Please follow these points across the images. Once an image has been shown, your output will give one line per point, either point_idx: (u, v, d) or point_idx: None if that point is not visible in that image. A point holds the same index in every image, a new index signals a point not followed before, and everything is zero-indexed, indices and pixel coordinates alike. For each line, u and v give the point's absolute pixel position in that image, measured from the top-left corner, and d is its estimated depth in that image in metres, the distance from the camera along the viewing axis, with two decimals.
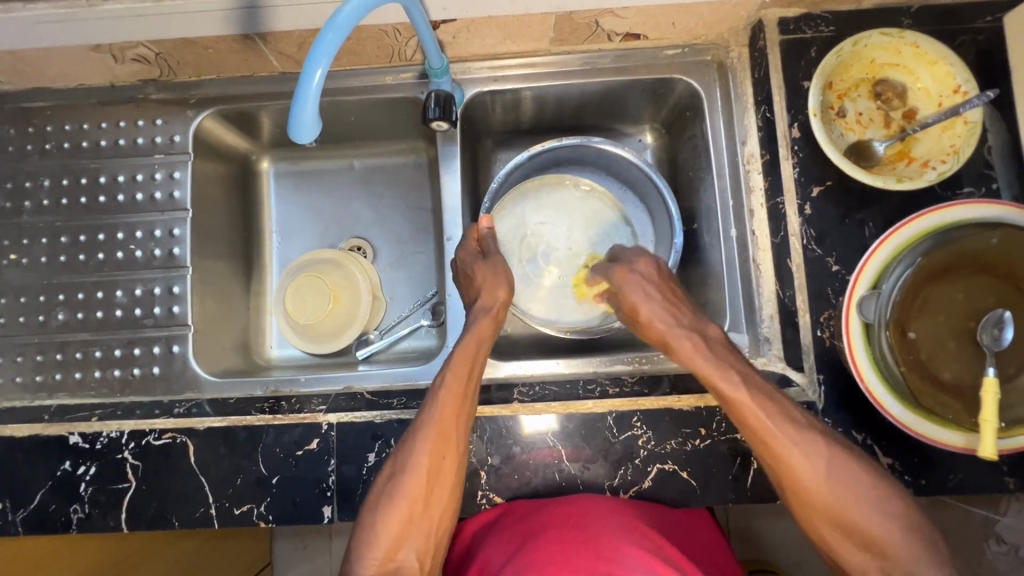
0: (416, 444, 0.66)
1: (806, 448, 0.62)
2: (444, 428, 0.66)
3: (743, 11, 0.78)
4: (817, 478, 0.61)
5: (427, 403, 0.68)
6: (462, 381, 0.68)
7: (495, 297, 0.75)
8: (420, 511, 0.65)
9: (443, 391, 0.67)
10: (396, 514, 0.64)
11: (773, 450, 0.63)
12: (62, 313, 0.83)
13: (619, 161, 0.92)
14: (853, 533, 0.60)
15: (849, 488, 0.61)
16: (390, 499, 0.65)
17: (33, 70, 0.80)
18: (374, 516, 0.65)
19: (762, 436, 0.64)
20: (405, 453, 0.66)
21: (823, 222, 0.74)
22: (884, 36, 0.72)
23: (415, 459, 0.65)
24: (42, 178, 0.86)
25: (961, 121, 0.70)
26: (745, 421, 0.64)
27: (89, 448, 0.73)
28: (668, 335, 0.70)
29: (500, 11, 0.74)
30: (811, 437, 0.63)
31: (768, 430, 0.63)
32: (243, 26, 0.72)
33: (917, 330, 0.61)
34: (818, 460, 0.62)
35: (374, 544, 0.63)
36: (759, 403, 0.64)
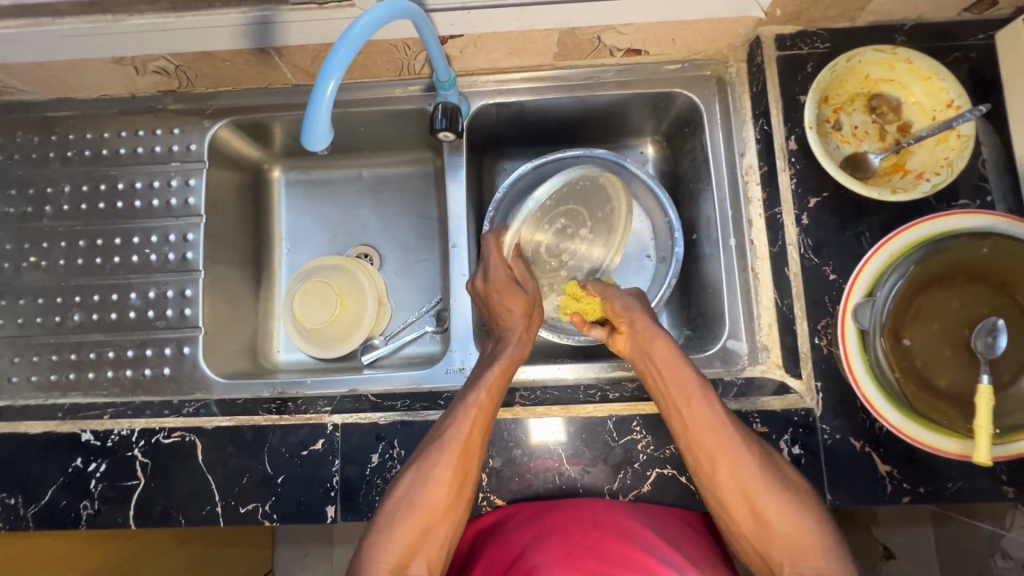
0: (436, 458, 0.66)
1: (763, 474, 0.65)
2: (466, 444, 0.67)
3: (741, 28, 0.80)
4: (771, 501, 0.64)
5: (453, 417, 0.68)
6: (494, 400, 0.70)
7: (517, 318, 0.78)
8: (436, 519, 0.65)
9: (474, 408, 0.69)
10: (411, 528, 0.64)
11: (731, 476, 0.65)
12: (78, 314, 0.85)
13: (621, 172, 0.94)
14: (779, 538, 0.63)
15: (793, 510, 0.63)
16: (405, 511, 0.65)
17: (58, 80, 0.83)
18: (387, 523, 0.65)
19: (730, 473, 0.65)
20: (424, 462, 0.67)
21: (820, 232, 0.76)
22: (878, 53, 0.74)
23: (438, 473, 0.66)
24: (63, 185, 0.89)
25: (954, 134, 0.72)
26: (698, 433, 0.66)
27: (100, 446, 0.74)
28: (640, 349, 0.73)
29: (506, 27, 0.77)
30: (767, 461, 0.66)
31: (730, 461, 0.65)
32: (260, 40, 0.75)
33: (912, 337, 0.62)
34: (766, 481, 0.65)
35: (385, 553, 0.63)
36: (725, 430, 0.66)
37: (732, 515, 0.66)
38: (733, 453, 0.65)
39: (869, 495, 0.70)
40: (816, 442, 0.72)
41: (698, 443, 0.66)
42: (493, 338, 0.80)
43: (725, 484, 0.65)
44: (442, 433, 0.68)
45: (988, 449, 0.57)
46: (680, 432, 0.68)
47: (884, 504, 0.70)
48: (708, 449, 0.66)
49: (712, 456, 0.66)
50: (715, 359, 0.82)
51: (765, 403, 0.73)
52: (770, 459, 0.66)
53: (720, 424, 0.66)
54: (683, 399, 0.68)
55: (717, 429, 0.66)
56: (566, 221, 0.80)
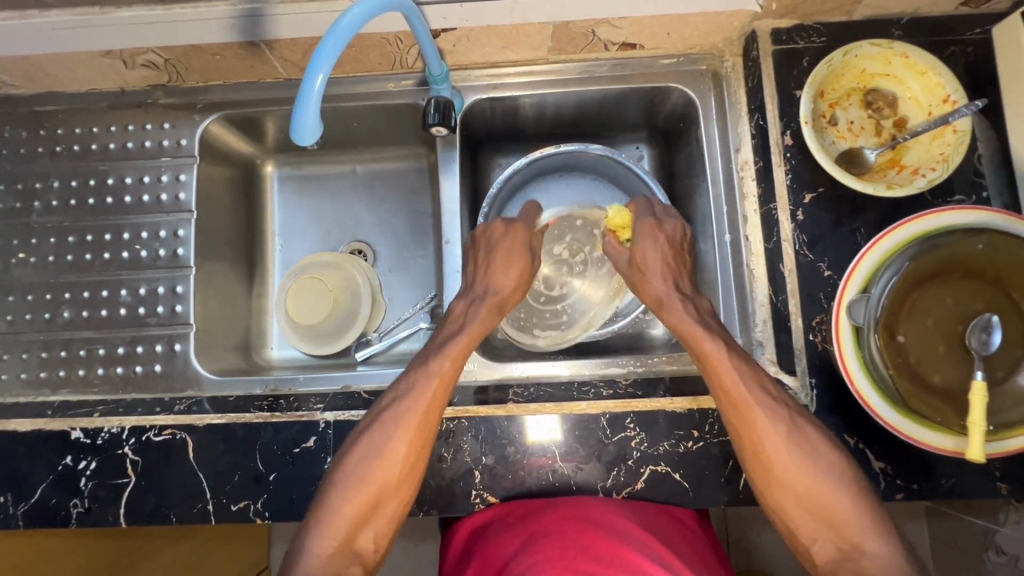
0: (393, 429, 0.67)
1: (792, 443, 0.65)
2: (424, 416, 0.68)
3: (737, 22, 0.79)
4: (799, 469, 0.65)
5: (410, 389, 0.69)
6: (453, 372, 0.71)
7: (506, 282, 0.80)
8: (388, 490, 0.67)
9: (435, 379, 0.70)
10: (362, 496, 0.66)
11: (756, 441, 0.66)
12: (68, 311, 0.84)
13: (616, 167, 0.94)
14: (810, 506, 0.65)
15: (825, 480, 0.64)
16: (357, 480, 0.66)
17: (45, 74, 0.82)
18: (339, 492, 0.66)
19: (758, 437, 0.66)
20: (381, 433, 0.68)
21: (815, 228, 0.75)
22: (874, 47, 0.74)
23: (393, 444, 0.67)
24: (52, 180, 0.88)
25: (950, 130, 0.71)
26: (731, 397, 0.67)
27: (90, 443, 0.74)
28: (663, 296, 0.77)
29: (499, 21, 0.76)
30: (798, 431, 0.66)
31: (755, 426, 0.66)
32: (248, 33, 0.74)
33: (906, 333, 0.61)
34: (795, 449, 0.65)
35: (334, 521, 0.64)
36: (755, 394, 0.67)
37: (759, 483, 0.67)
38: (765, 424, 0.66)
39: None
40: None
41: (733, 409, 0.67)
42: (465, 298, 0.79)
43: (752, 450, 0.66)
44: (400, 402, 0.69)
45: (982, 445, 0.57)
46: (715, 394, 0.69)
47: (877, 500, 0.70)
48: (742, 417, 0.67)
49: (742, 418, 0.66)
50: None
51: None
52: (803, 429, 0.66)
53: (754, 392, 0.67)
54: (721, 363, 0.68)
55: (746, 394, 0.67)
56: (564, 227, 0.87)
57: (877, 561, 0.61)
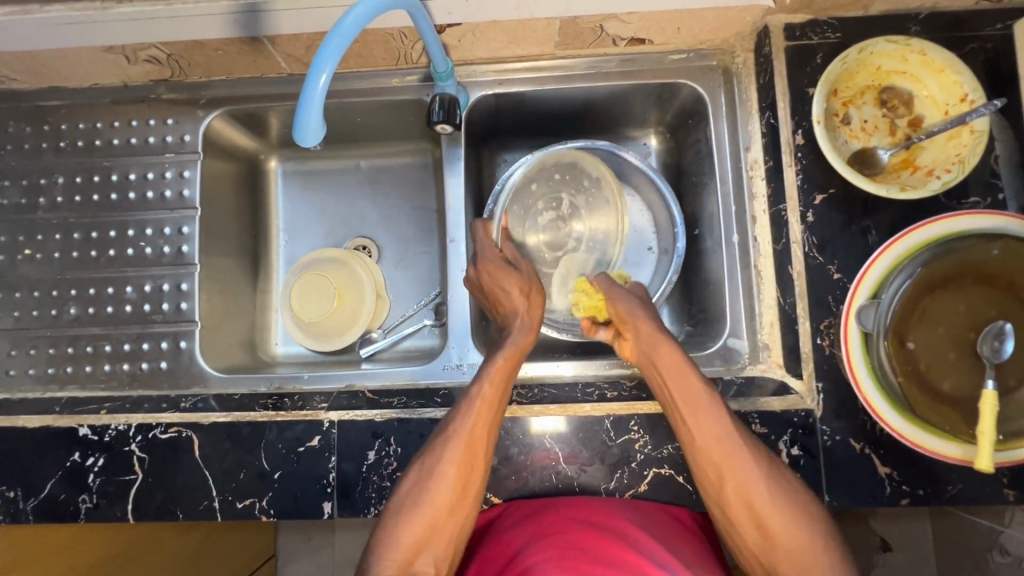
0: (443, 453, 0.65)
1: (773, 488, 0.63)
2: (473, 439, 0.66)
3: (749, 17, 0.77)
4: (778, 515, 0.62)
5: (458, 411, 0.67)
6: (499, 390, 0.69)
7: (522, 302, 0.77)
8: (443, 515, 0.64)
9: (480, 400, 0.67)
10: (419, 522, 0.63)
11: (739, 485, 0.64)
12: (74, 308, 0.85)
13: (623, 164, 0.93)
14: (785, 553, 0.62)
15: (798, 526, 0.62)
16: (413, 504, 0.64)
17: (48, 69, 0.82)
18: (396, 515, 0.64)
19: (736, 480, 0.63)
20: (430, 457, 0.66)
21: (825, 230, 0.74)
22: (890, 44, 0.71)
23: (442, 469, 0.65)
24: (57, 176, 0.88)
25: (967, 130, 0.70)
26: (706, 441, 0.65)
27: (98, 440, 0.74)
28: (649, 334, 0.72)
29: (505, 16, 0.74)
30: (775, 475, 0.64)
31: (738, 470, 0.64)
32: (250, 29, 0.73)
33: (916, 340, 0.60)
34: (775, 496, 0.63)
35: (394, 547, 0.62)
36: (734, 435, 0.65)
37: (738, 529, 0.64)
38: (744, 467, 0.64)
39: (868, 497, 0.70)
40: (815, 444, 0.71)
41: (705, 454, 0.65)
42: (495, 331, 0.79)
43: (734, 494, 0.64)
44: (449, 424, 0.67)
45: (990, 455, 0.56)
46: (686, 440, 0.66)
47: (882, 506, 0.70)
48: (721, 460, 0.64)
49: (722, 459, 0.64)
50: (716, 358, 0.81)
51: (764, 404, 0.73)
52: (777, 470, 0.65)
53: (731, 433, 0.65)
54: (694, 404, 0.66)
55: (728, 434, 0.65)
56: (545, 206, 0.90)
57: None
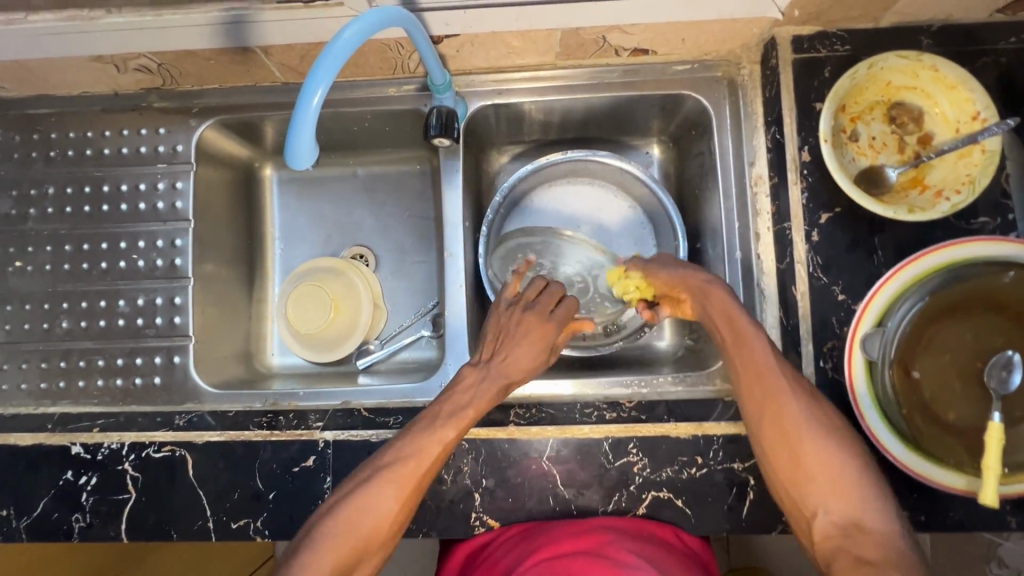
0: (386, 486, 0.63)
1: (819, 423, 0.61)
2: (421, 474, 0.64)
3: (756, 28, 0.75)
4: (817, 442, 0.60)
5: (417, 437, 0.66)
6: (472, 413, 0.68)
7: (520, 362, 0.72)
8: (372, 541, 0.61)
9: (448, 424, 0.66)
10: (343, 545, 0.59)
11: (782, 418, 0.61)
12: (66, 321, 0.83)
13: (625, 175, 0.92)
14: (820, 478, 0.59)
15: (836, 456, 0.59)
16: (342, 525, 0.60)
17: (35, 77, 0.80)
18: (323, 534, 0.60)
19: (781, 410, 0.62)
20: (371, 489, 0.63)
21: (830, 250, 0.72)
22: (901, 59, 0.69)
23: (383, 501, 0.62)
24: (47, 186, 0.86)
25: (978, 149, 0.68)
26: (756, 373, 0.64)
27: (90, 459, 0.74)
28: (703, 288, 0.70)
29: (505, 28, 0.72)
30: (820, 409, 0.62)
31: (784, 403, 0.61)
32: (242, 39, 0.71)
33: (922, 370, 0.59)
34: (822, 434, 0.60)
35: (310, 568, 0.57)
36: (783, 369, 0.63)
37: (776, 466, 0.61)
38: (789, 397, 0.62)
39: None
40: None
41: (755, 386, 0.63)
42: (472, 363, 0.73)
43: (777, 432, 0.61)
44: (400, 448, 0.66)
45: (994, 489, 0.55)
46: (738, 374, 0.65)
47: None
48: (766, 390, 0.63)
49: (768, 390, 0.62)
50: None
51: None
52: (822, 405, 0.63)
53: (781, 367, 0.63)
54: (748, 341, 0.65)
55: (777, 371, 0.63)
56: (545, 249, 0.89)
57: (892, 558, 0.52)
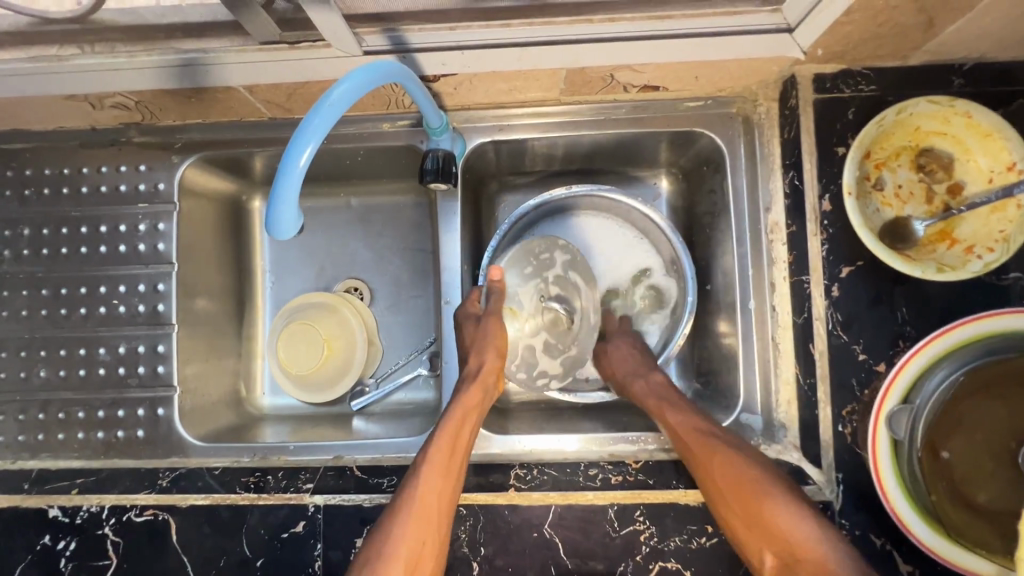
0: (397, 529, 0.60)
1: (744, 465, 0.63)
2: (426, 512, 0.61)
3: (776, 67, 0.70)
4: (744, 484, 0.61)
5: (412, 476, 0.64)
6: (455, 438, 0.66)
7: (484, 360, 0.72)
8: None
9: (434, 454, 0.64)
10: None
11: (715, 482, 0.63)
12: (44, 370, 0.79)
13: (631, 211, 0.88)
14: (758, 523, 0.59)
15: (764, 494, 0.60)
16: None
17: (7, 115, 0.75)
18: None
19: (708, 461, 0.64)
20: (383, 535, 0.60)
21: (851, 306, 0.68)
22: (932, 105, 0.64)
23: (395, 546, 0.59)
24: (22, 227, 0.82)
25: (1013, 204, 0.63)
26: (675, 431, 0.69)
27: (69, 522, 0.70)
28: (618, 361, 0.80)
29: (506, 67, 0.67)
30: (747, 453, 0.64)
31: (708, 452, 0.65)
32: (225, 78, 0.66)
33: (952, 450, 0.56)
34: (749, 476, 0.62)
35: None
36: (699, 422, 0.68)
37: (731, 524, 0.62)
38: (706, 443, 0.65)
39: None
40: None
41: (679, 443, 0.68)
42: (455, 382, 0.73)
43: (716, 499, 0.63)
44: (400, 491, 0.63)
45: None
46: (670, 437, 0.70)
47: None
48: (686, 445, 0.67)
49: (689, 445, 0.66)
50: None
51: None
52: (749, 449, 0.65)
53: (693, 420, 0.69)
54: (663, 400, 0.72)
55: (698, 438, 0.66)
56: (530, 297, 0.80)
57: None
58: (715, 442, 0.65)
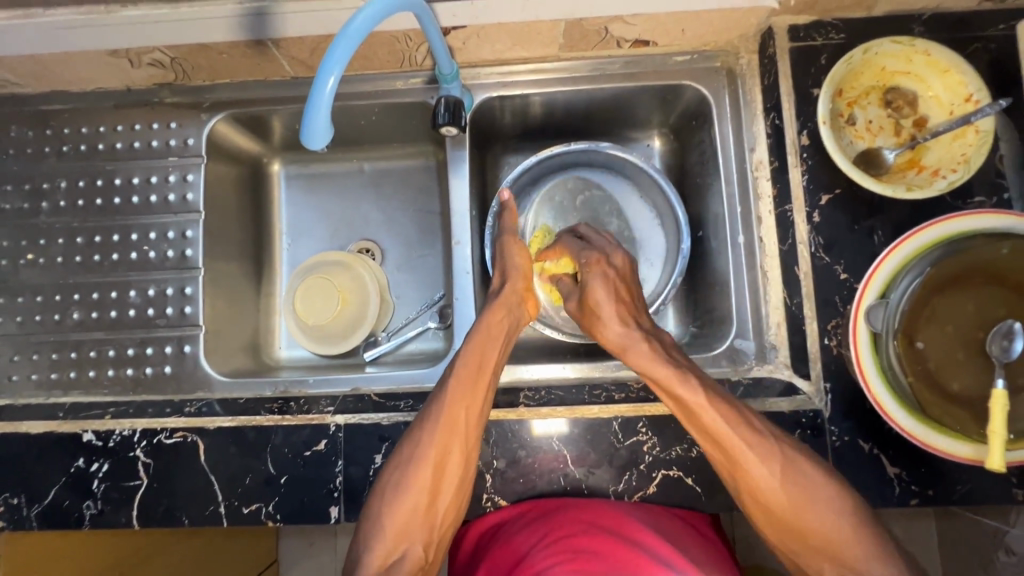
0: (425, 435, 0.67)
1: (774, 471, 0.64)
2: (450, 431, 0.67)
3: (754, 18, 0.77)
4: (782, 496, 0.63)
5: (437, 397, 0.69)
6: (475, 366, 0.70)
7: (516, 285, 0.79)
8: (428, 500, 0.66)
9: (457, 378, 0.69)
10: (403, 505, 0.65)
11: (736, 460, 0.65)
12: (77, 313, 0.84)
13: (628, 165, 0.93)
14: (810, 540, 0.63)
15: (817, 509, 0.62)
16: (396, 489, 0.66)
17: (51, 73, 0.82)
18: (384, 500, 0.66)
19: (736, 464, 0.65)
20: (415, 438, 0.68)
21: (831, 230, 0.74)
22: (895, 44, 0.72)
23: (423, 450, 0.67)
24: (59, 180, 0.87)
25: (972, 129, 0.70)
26: (695, 418, 0.66)
27: (102, 446, 0.74)
28: (624, 341, 0.73)
29: (510, 18, 0.74)
30: (784, 462, 0.64)
31: (733, 451, 0.64)
32: (257, 32, 0.73)
33: (925, 340, 0.60)
34: (790, 489, 0.63)
35: (382, 531, 0.65)
36: (724, 415, 0.65)
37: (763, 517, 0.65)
38: (724, 436, 0.65)
39: (878, 497, 0.70)
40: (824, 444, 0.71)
41: (695, 428, 0.67)
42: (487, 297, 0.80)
43: (739, 471, 0.65)
44: (428, 408, 0.69)
45: (1001, 454, 0.56)
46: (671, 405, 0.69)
47: (892, 506, 0.69)
48: (701, 430, 0.66)
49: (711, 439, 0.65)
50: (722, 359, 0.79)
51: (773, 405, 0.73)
52: (785, 454, 0.65)
53: (717, 416, 0.65)
54: (667, 378, 0.68)
55: (729, 429, 0.65)
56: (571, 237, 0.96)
57: None
58: (734, 424, 0.65)
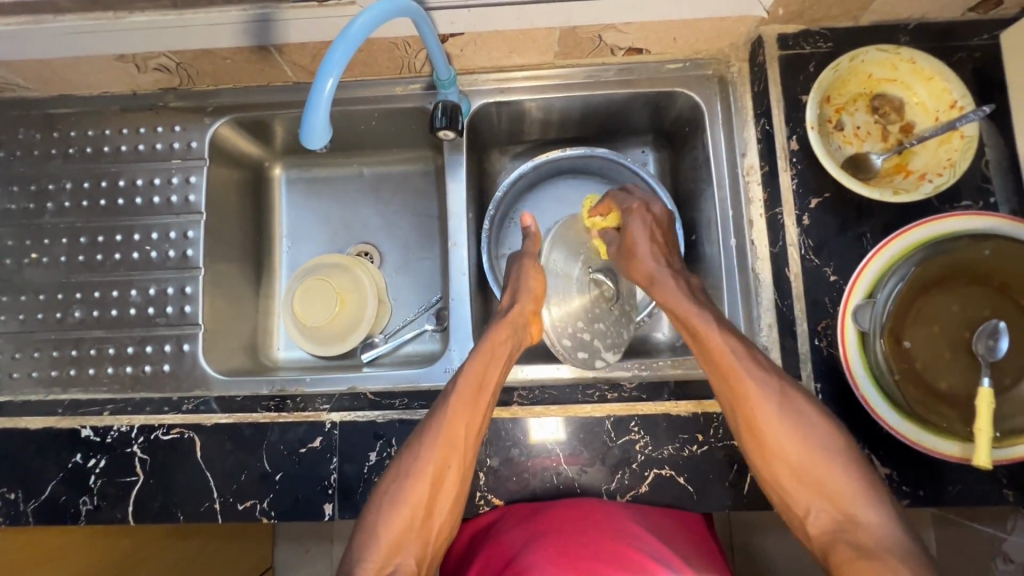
0: (423, 452, 0.68)
1: (782, 411, 0.65)
2: (450, 447, 0.67)
3: (744, 27, 0.79)
4: (784, 433, 0.64)
5: (437, 414, 0.69)
6: (476, 386, 0.70)
7: (524, 306, 0.77)
8: (423, 515, 0.67)
9: (456, 397, 0.69)
10: (398, 520, 0.66)
11: (759, 425, 0.65)
12: (79, 311, 0.86)
13: (623, 171, 0.94)
14: (807, 476, 0.64)
15: (820, 447, 0.64)
16: (392, 504, 0.66)
17: (59, 77, 0.84)
18: (378, 514, 0.66)
19: (745, 403, 0.66)
20: (413, 455, 0.68)
21: (821, 233, 0.75)
22: (880, 52, 0.73)
23: (422, 465, 0.67)
24: (64, 181, 0.89)
25: (958, 135, 0.71)
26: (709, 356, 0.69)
27: (100, 442, 0.75)
28: (657, 275, 0.74)
29: (507, 26, 0.76)
30: (794, 402, 0.65)
31: (742, 388, 0.66)
32: (260, 38, 0.75)
33: (911, 339, 0.61)
34: (795, 433, 0.64)
35: (375, 545, 0.65)
36: (741, 357, 0.67)
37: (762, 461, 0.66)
38: (736, 372, 0.67)
39: None
40: None
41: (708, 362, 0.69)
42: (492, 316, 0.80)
43: (745, 415, 0.66)
44: (427, 425, 0.69)
45: (989, 451, 0.57)
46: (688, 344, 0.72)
47: None
48: (713, 366, 0.68)
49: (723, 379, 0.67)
50: None
51: None
52: (795, 398, 0.66)
53: (736, 352, 0.67)
54: (687, 316, 0.71)
55: (741, 370, 0.67)
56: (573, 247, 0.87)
57: (872, 530, 0.59)
58: (751, 367, 0.67)
